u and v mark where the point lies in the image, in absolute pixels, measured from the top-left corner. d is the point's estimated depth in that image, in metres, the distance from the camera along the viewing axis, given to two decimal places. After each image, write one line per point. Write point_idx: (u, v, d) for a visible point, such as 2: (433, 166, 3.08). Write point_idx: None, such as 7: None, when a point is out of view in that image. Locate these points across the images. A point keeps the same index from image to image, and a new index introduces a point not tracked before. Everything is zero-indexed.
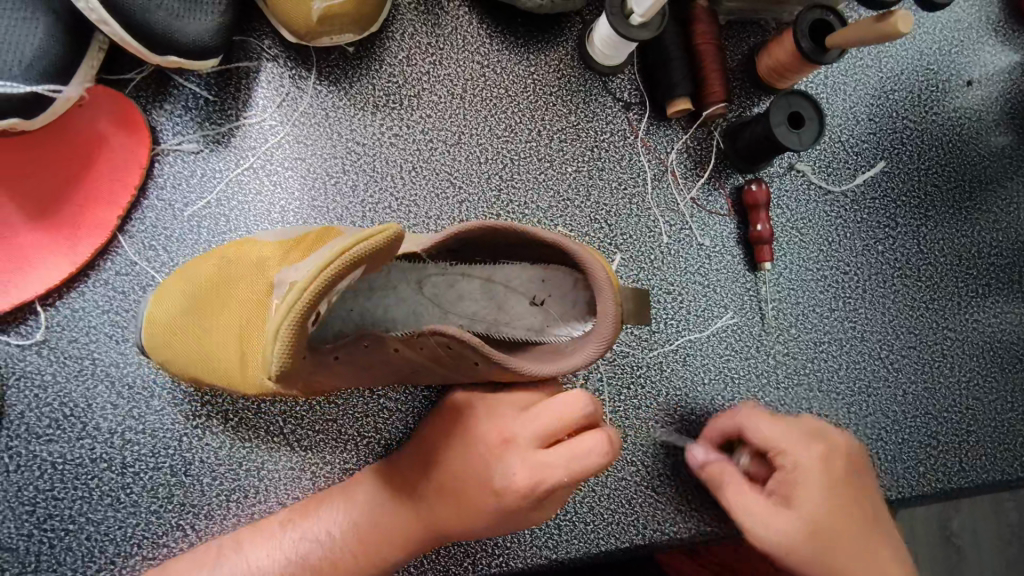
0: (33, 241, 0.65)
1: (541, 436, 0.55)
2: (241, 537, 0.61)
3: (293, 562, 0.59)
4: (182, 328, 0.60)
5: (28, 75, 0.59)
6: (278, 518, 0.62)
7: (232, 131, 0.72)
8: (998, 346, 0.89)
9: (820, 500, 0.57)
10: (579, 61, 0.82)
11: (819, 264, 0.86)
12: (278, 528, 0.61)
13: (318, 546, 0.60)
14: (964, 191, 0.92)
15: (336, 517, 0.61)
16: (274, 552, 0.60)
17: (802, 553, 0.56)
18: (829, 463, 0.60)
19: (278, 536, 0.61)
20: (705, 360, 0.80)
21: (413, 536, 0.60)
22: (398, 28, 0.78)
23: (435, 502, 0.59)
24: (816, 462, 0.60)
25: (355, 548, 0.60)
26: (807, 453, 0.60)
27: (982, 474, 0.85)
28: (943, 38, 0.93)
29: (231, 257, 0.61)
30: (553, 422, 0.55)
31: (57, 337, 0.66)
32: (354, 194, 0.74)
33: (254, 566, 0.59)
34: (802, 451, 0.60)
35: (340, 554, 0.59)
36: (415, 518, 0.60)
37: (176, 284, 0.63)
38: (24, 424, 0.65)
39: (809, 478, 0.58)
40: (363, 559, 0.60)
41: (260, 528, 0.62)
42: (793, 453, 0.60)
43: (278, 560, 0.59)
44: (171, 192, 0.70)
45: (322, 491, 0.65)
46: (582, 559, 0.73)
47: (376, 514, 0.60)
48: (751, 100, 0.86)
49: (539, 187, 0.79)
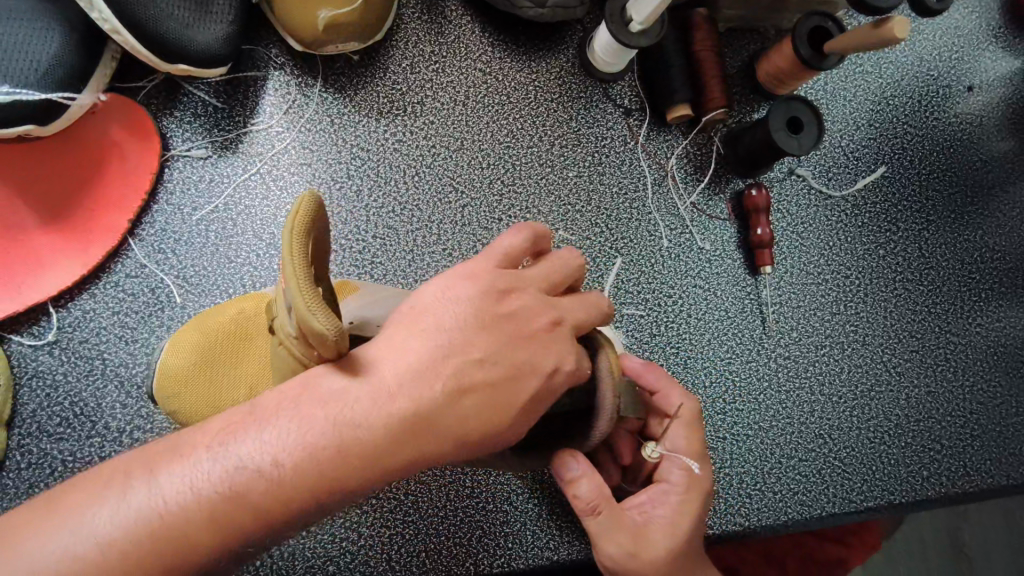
0: (47, 244, 0.67)
1: (553, 314, 0.47)
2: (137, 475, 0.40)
3: (176, 514, 0.38)
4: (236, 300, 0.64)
5: (44, 82, 0.61)
6: (83, 486, 0.40)
7: (240, 137, 0.74)
8: (1002, 351, 0.89)
9: (677, 527, 0.57)
10: (580, 69, 0.84)
11: (820, 267, 0.86)
12: (110, 486, 0.39)
13: (250, 467, 0.39)
14: (965, 195, 0.92)
15: (285, 429, 0.40)
16: (111, 514, 0.38)
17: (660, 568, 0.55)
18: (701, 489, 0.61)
19: (56, 535, 0.38)
20: (706, 362, 0.81)
21: (403, 451, 0.40)
22: (403, 37, 0.79)
23: (437, 398, 0.41)
24: (695, 491, 0.60)
25: (312, 479, 0.39)
26: (690, 475, 0.61)
27: (987, 479, 0.85)
28: (943, 44, 0.94)
29: (249, 315, 0.62)
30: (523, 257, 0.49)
31: (68, 337, 0.68)
32: (358, 198, 0.75)
33: (175, 482, 0.39)
34: (683, 474, 0.61)
35: (288, 484, 0.39)
36: (403, 406, 0.41)
37: (188, 333, 0.62)
38: (36, 422, 0.66)
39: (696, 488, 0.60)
40: (322, 483, 0.39)
41: (83, 483, 0.40)
42: (672, 469, 0.61)
43: (137, 518, 0.38)
44: (180, 197, 0.72)
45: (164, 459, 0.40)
46: (584, 561, 0.73)
47: (351, 418, 0.40)
48: (751, 106, 0.87)
49: (541, 192, 0.80)
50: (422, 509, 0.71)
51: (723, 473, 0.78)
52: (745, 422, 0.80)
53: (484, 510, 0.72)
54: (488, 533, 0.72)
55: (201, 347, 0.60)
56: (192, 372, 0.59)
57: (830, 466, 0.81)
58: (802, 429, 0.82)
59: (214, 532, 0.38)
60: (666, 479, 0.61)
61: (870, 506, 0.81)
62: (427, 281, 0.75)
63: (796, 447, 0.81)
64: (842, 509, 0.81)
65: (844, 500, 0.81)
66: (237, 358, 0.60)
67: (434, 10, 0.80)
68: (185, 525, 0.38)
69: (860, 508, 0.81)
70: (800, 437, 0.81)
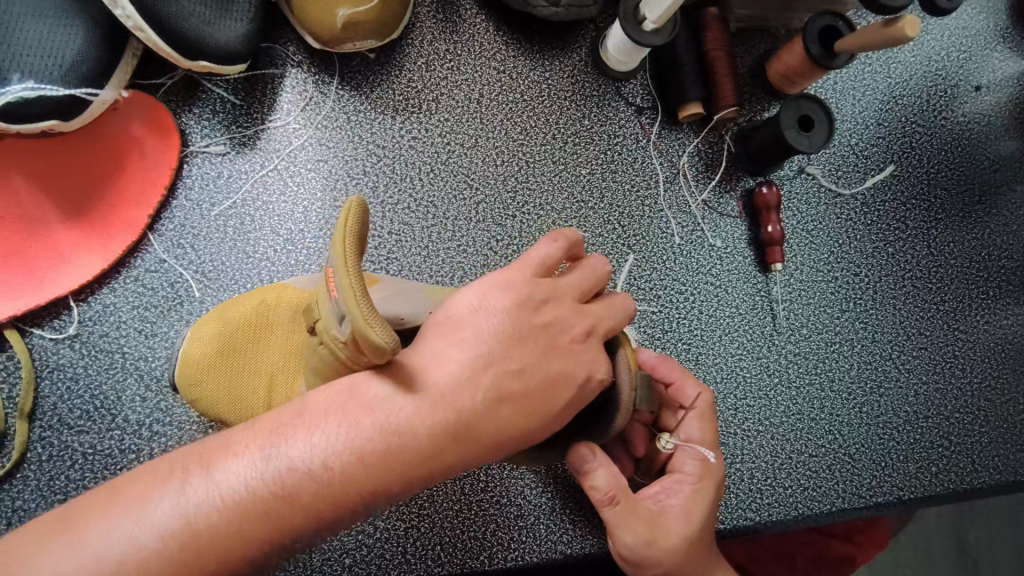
0: (68, 239, 0.68)
1: (586, 324, 0.50)
2: (191, 470, 0.41)
3: (232, 510, 0.40)
4: (256, 291, 0.64)
5: (67, 79, 0.62)
6: (137, 481, 0.41)
7: (258, 134, 0.75)
8: (1010, 348, 0.89)
9: (692, 516, 0.58)
10: (593, 67, 0.84)
11: (830, 265, 0.87)
12: (167, 480, 0.41)
13: (301, 468, 0.41)
14: (973, 194, 0.93)
15: (336, 433, 0.42)
16: (170, 506, 0.39)
17: (674, 558, 0.56)
18: (713, 478, 0.61)
19: (112, 526, 0.39)
20: (718, 358, 0.82)
21: (445, 456, 0.43)
22: (418, 35, 0.80)
23: (477, 404, 0.44)
24: (707, 479, 0.61)
25: (361, 480, 0.41)
26: (703, 467, 0.61)
27: (995, 475, 0.85)
28: (951, 44, 0.95)
29: (269, 306, 0.62)
30: (557, 265, 0.51)
31: (88, 331, 0.69)
32: (375, 195, 0.76)
33: (230, 481, 0.41)
34: (697, 464, 0.61)
35: (338, 486, 0.41)
36: (447, 415, 0.43)
37: (208, 323, 0.62)
38: (57, 415, 0.66)
39: (710, 477, 0.61)
40: (367, 486, 0.41)
41: (138, 477, 0.41)
42: (685, 459, 0.62)
43: (195, 513, 0.39)
44: (199, 193, 0.73)
45: (217, 457, 0.42)
46: (598, 555, 0.74)
47: (396, 425, 0.42)
48: (762, 104, 0.88)
49: (554, 189, 0.81)
50: (438, 502, 0.72)
51: (734, 468, 0.79)
52: (756, 418, 0.81)
53: (499, 503, 0.73)
54: (502, 527, 0.72)
55: (221, 336, 0.61)
56: (215, 362, 0.60)
57: (841, 462, 0.82)
58: (812, 424, 0.82)
59: (266, 529, 0.40)
60: (680, 469, 0.61)
61: (879, 501, 0.82)
62: (442, 277, 0.75)
63: (806, 442, 0.81)
64: (851, 505, 0.81)
65: (853, 495, 0.81)
66: (258, 349, 0.61)
67: (448, 9, 0.81)
68: (242, 520, 0.40)
69: (869, 503, 0.82)
70: (810, 432, 0.82)
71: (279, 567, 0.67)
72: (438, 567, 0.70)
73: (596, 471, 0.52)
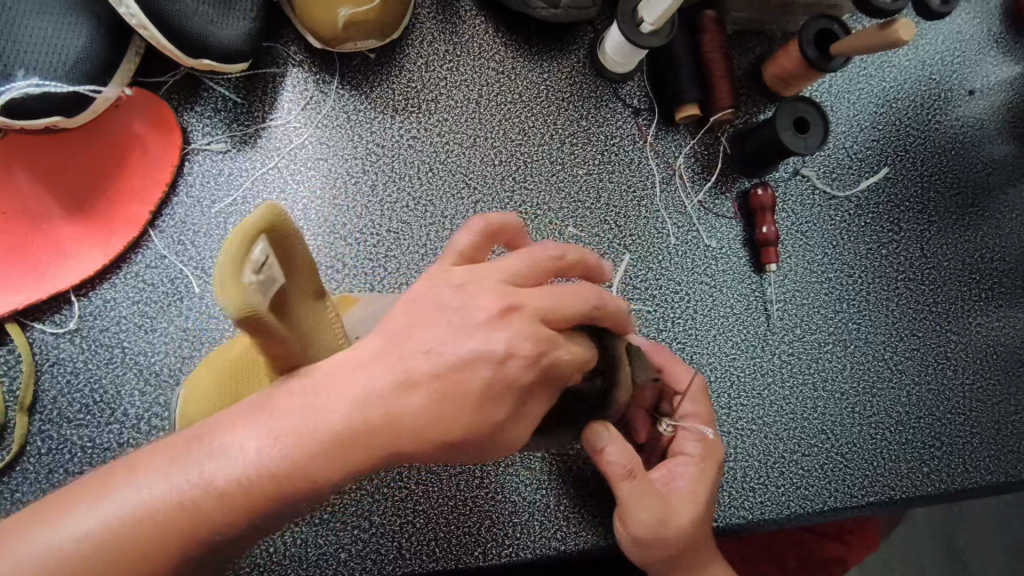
0: (70, 234, 0.69)
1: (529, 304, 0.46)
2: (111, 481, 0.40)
3: (152, 514, 0.39)
4: None
5: (71, 76, 0.63)
6: (61, 501, 0.40)
7: (259, 132, 0.76)
8: (1002, 350, 0.90)
9: (698, 495, 0.62)
10: (591, 69, 0.85)
11: (824, 266, 0.88)
12: (88, 493, 0.40)
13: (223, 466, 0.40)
14: (966, 197, 0.94)
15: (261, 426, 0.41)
16: (90, 516, 0.38)
17: (684, 533, 0.60)
18: (714, 458, 0.65)
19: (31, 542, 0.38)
20: (712, 358, 0.82)
21: (368, 447, 0.41)
22: (418, 36, 0.81)
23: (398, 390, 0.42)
24: (709, 458, 0.65)
25: (284, 474, 0.40)
26: (704, 447, 0.65)
27: (986, 476, 0.86)
28: (946, 48, 0.96)
29: None
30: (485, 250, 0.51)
31: (89, 326, 0.69)
32: (373, 193, 0.77)
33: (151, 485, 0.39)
34: (699, 445, 0.65)
35: (265, 481, 0.40)
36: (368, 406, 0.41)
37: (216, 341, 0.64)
38: (57, 409, 0.67)
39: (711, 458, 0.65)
40: (289, 481, 0.40)
41: (61, 497, 0.40)
42: (686, 441, 0.66)
43: (117, 522, 0.38)
44: (199, 189, 0.73)
45: (139, 466, 0.41)
46: (592, 552, 0.74)
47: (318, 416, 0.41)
48: (757, 106, 0.89)
49: (552, 189, 0.81)
50: (433, 498, 0.72)
51: (728, 466, 0.79)
52: (749, 417, 0.82)
53: (493, 500, 0.73)
54: (497, 523, 0.73)
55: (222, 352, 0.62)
56: (215, 375, 0.59)
57: (833, 461, 0.83)
58: (805, 424, 0.83)
59: (187, 532, 0.39)
60: (684, 450, 0.65)
61: (871, 501, 0.82)
62: None
63: (799, 441, 0.82)
64: (844, 504, 0.82)
65: (846, 494, 0.82)
66: None
67: (448, 10, 0.82)
68: (162, 525, 0.39)
69: (862, 503, 0.82)
70: (803, 432, 0.83)
71: (276, 561, 0.68)
72: (432, 563, 0.71)
73: (609, 449, 0.57)
